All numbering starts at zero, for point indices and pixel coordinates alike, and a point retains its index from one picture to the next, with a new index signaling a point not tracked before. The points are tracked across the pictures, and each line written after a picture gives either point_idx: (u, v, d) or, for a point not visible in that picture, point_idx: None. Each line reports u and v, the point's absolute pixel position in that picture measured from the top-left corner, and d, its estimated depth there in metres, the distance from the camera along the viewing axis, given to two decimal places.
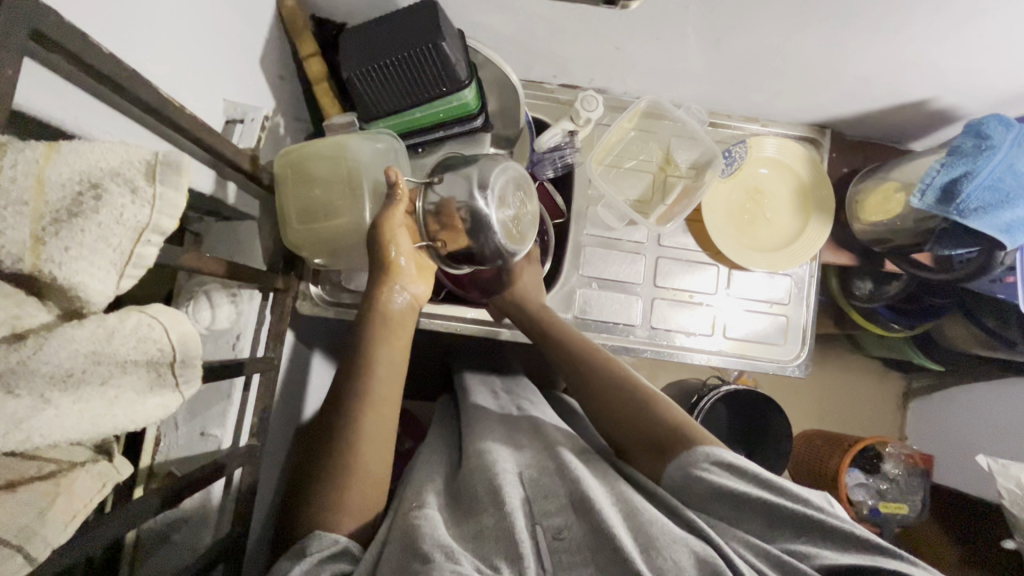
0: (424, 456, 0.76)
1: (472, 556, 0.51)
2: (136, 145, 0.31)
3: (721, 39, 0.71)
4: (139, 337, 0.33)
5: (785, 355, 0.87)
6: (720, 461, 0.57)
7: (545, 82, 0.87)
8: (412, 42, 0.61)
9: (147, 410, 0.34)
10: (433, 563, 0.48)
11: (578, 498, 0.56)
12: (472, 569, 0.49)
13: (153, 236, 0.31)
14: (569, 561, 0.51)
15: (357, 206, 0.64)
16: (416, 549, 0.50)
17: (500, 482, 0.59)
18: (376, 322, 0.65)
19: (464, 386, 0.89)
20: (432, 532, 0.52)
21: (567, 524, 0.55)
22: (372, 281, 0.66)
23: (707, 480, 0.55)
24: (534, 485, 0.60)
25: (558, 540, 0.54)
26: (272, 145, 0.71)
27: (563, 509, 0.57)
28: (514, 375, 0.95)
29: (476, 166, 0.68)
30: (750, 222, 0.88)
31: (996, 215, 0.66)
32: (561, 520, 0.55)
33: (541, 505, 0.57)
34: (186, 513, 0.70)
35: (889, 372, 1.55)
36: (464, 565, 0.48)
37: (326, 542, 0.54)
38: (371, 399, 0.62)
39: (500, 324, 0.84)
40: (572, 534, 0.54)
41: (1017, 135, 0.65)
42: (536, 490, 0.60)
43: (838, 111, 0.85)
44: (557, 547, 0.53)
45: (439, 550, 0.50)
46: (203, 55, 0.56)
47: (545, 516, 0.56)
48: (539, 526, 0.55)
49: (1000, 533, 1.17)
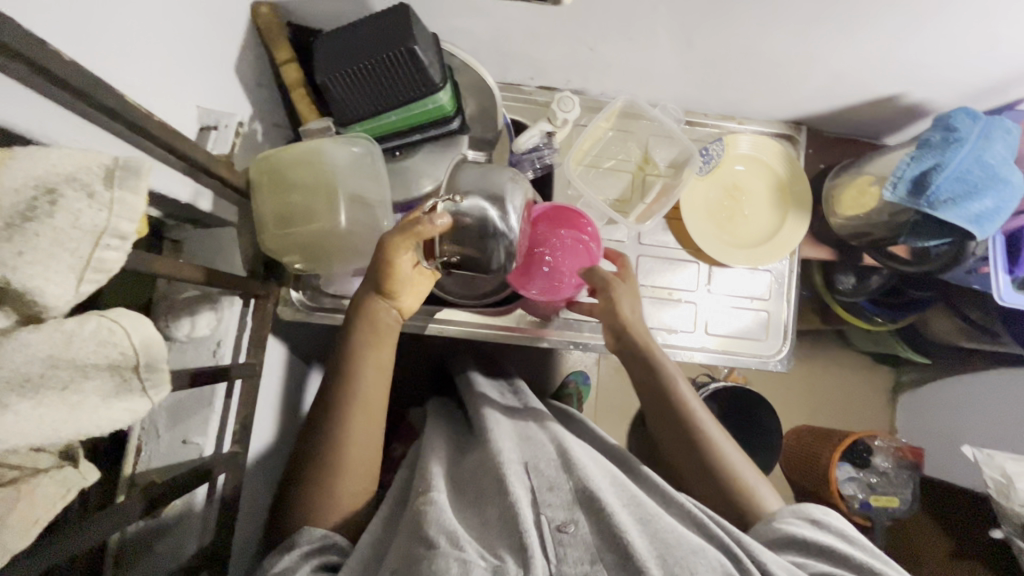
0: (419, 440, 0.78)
1: (477, 544, 0.52)
2: (94, 150, 0.32)
3: (693, 38, 0.72)
4: (99, 340, 0.33)
5: (767, 350, 0.88)
6: (804, 515, 0.61)
7: (523, 84, 0.88)
8: (384, 46, 0.62)
9: (112, 415, 0.35)
10: (437, 549, 0.49)
11: (584, 495, 0.58)
12: (476, 556, 0.50)
13: (112, 241, 0.32)
14: (575, 555, 0.52)
15: (333, 210, 0.64)
16: (422, 535, 0.52)
17: (505, 472, 0.60)
18: (362, 324, 0.66)
19: (471, 382, 0.91)
20: (438, 517, 0.54)
21: (573, 519, 0.56)
22: (364, 288, 0.66)
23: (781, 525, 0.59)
24: (537, 476, 0.62)
25: (562, 533, 0.54)
26: (249, 151, 0.71)
27: (567, 504, 0.58)
28: (511, 377, 0.97)
29: (490, 183, 0.68)
30: (729, 219, 0.89)
31: (966, 207, 0.66)
32: (565, 514, 0.56)
33: (546, 497, 0.58)
34: (168, 523, 0.69)
35: (877, 366, 1.56)
36: (468, 552, 0.49)
37: (314, 536, 0.56)
38: (353, 394, 0.64)
39: (484, 325, 0.83)
40: (580, 529, 0.54)
41: (983, 128, 0.67)
42: (541, 481, 0.61)
43: (812, 108, 0.86)
44: (563, 538, 0.53)
45: (443, 536, 0.51)
46: (175, 63, 0.56)
47: (551, 509, 0.57)
48: (544, 516, 0.56)
49: (987, 522, 1.18)
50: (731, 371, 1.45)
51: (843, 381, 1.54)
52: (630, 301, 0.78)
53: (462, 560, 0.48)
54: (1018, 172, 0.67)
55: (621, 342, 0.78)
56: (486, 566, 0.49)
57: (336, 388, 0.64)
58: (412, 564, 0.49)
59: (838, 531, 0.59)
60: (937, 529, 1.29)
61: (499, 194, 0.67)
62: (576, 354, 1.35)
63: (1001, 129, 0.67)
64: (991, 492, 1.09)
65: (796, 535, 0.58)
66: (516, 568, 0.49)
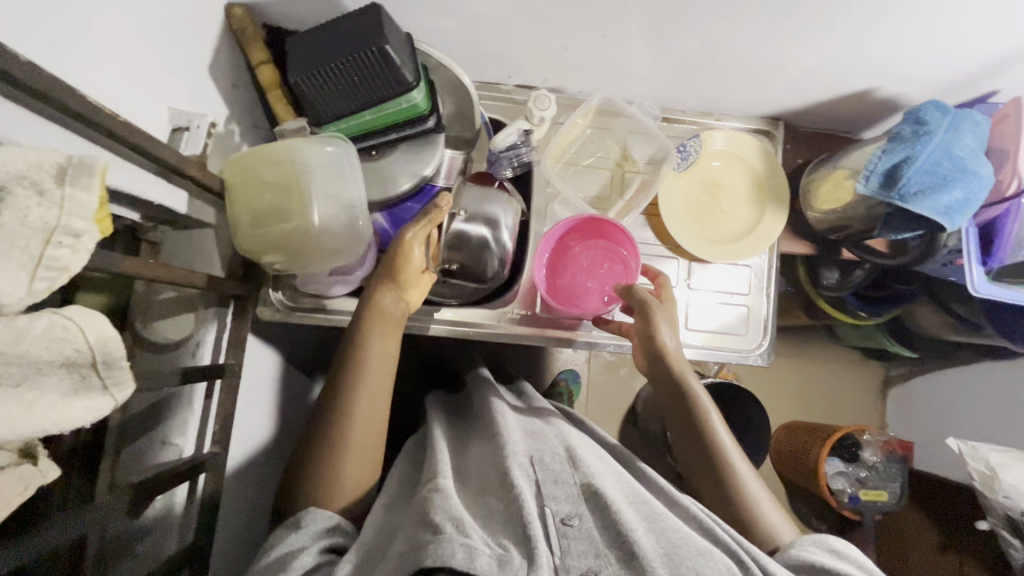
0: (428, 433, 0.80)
1: (483, 533, 0.53)
2: (46, 148, 0.32)
3: (664, 36, 0.73)
4: (51, 338, 0.33)
5: (747, 345, 0.88)
6: (824, 545, 0.58)
7: (502, 83, 0.88)
8: (356, 46, 0.62)
9: (72, 412, 0.35)
10: (443, 534, 0.50)
11: (590, 491, 0.60)
12: (481, 544, 0.50)
13: (65, 239, 0.32)
14: (580, 548, 0.53)
15: (306, 207, 0.64)
16: (429, 522, 0.53)
17: (509, 466, 0.61)
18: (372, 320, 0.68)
19: (482, 380, 0.95)
20: (443, 504, 0.55)
21: (578, 512, 0.57)
22: (376, 279, 0.70)
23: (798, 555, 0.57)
24: (542, 469, 0.63)
25: (567, 526, 0.55)
26: (225, 152, 0.72)
27: (573, 497, 0.59)
28: (518, 385, 1.00)
29: (491, 205, 0.80)
30: (707, 215, 0.89)
31: (936, 198, 0.67)
32: (569, 508, 0.57)
33: (551, 490, 0.59)
34: (149, 524, 0.69)
35: (866, 361, 1.56)
36: (473, 539, 0.50)
37: (317, 518, 0.57)
38: (356, 390, 0.65)
39: (469, 325, 0.84)
40: (585, 522, 0.56)
41: (953, 120, 0.67)
42: (546, 474, 0.62)
43: (788, 103, 0.87)
44: (567, 532, 0.55)
45: (449, 522, 0.52)
46: (147, 65, 0.57)
47: (555, 501, 0.58)
48: (548, 508, 0.57)
49: (973, 513, 1.18)
50: (720, 368, 1.46)
51: (832, 377, 1.55)
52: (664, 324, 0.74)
53: (466, 546, 0.49)
54: (987, 164, 0.67)
55: (652, 362, 0.74)
56: (491, 554, 0.50)
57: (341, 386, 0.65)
58: (417, 547, 0.50)
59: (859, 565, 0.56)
60: (925, 521, 1.30)
61: (496, 218, 0.80)
62: (567, 352, 1.35)
63: (969, 121, 0.68)
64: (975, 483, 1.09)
65: (812, 563, 0.55)
66: (521, 559, 0.50)
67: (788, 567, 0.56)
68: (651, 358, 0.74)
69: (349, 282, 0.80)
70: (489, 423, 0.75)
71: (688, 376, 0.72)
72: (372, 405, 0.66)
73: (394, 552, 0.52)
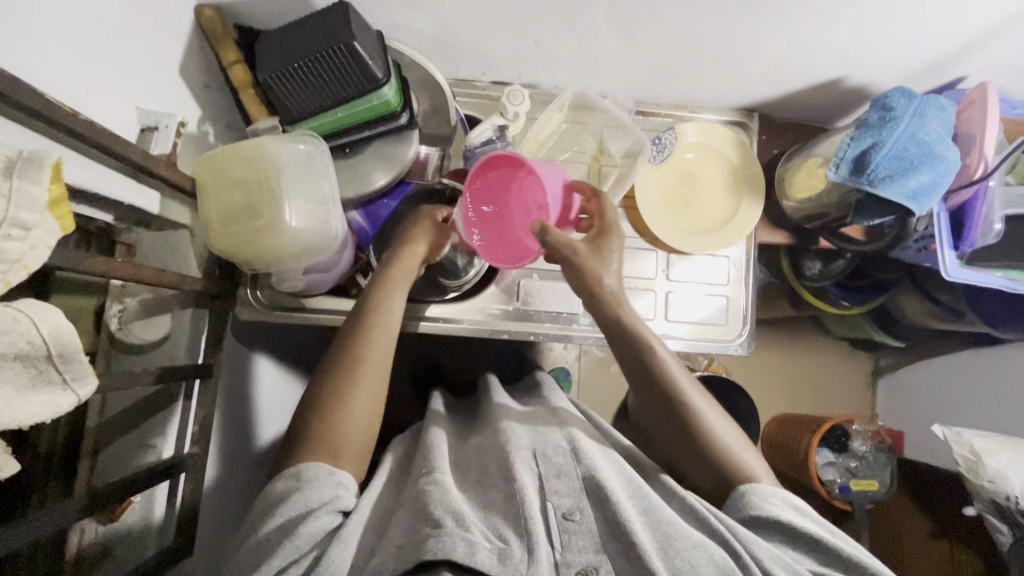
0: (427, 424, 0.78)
1: (482, 523, 0.56)
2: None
3: (633, 28, 0.73)
4: (2, 330, 0.33)
5: (727, 334, 0.89)
6: (788, 502, 0.61)
7: (477, 80, 0.89)
8: (324, 43, 0.62)
9: (30, 407, 0.35)
10: (443, 527, 0.52)
11: (591, 483, 0.61)
12: (481, 538, 0.53)
13: (13, 231, 0.33)
14: (580, 543, 0.56)
15: (276, 205, 0.63)
16: (428, 515, 0.54)
17: (511, 459, 0.63)
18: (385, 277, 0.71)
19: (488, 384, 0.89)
20: (442, 496, 0.57)
21: (578, 507, 0.59)
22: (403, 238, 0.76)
23: (763, 505, 0.60)
24: (545, 462, 0.64)
25: (568, 521, 0.58)
26: (197, 152, 0.72)
27: (574, 491, 0.61)
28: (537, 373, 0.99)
29: None
30: (684, 206, 0.90)
31: (904, 183, 0.68)
32: (571, 502, 0.59)
33: (553, 484, 0.61)
34: (129, 527, 0.69)
35: (854, 351, 1.57)
36: (473, 533, 0.53)
37: (322, 473, 0.58)
38: (363, 371, 0.64)
39: (462, 320, 0.85)
40: (585, 517, 0.58)
41: (919, 105, 0.68)
42: (548, 468, 0.63)
43: (760, 95, 0.88)
44: (569, 527, 0.57)
45: (449, 516, 0.54)
46: (113, 66, 0.57)
47: (557, 496, 0.60)
48: (550, 503, 0.59)
49: (960, 500, 1.19)
50: (710, 362, 1.45)
51: (821, 368, 1.56)
52: (608, 267, 0.71)
53: (467, 540, 0.52)
54: (954, 148, 0.68)
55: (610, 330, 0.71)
56: (491, 548, 0.53)
57: (330, 375, 0.65)
58: (417, 541, 0.52)
59: (817, 522, 0.60)
60: (913, 508, 1.30)
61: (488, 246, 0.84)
62: (556, 350, 1.36)
63: (935, 107, 0.69)
64: (961, 469, 1.10)
65: (779, 519, 0.59)
66: (521, 552, 0.53)
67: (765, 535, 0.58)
68: (608, 323, 0.71)
69: (326, 281, 0.79)
70: (492, 417, 0.75)
71: (652, 341, 0.69)
72: (372, 399, 0.64)
73: (390, 543, 0.54)
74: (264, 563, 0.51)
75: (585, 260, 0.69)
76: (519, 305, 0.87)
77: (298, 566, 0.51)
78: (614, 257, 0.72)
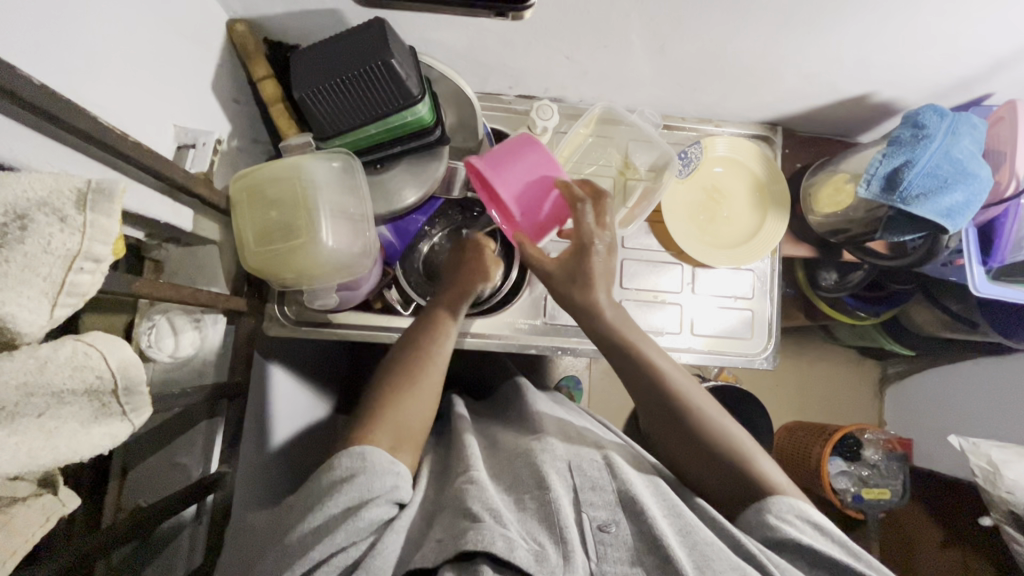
0: (456, 429, 0.77)
1: (519, 527, 0.56)
2: (66, 174, 0.33)
3: (665, 44, 0.73)
4: (74, 365, 0.34)
5: (752, 348, 0.89)
6: (807, 519, 0.60)
7: (502, 93, 0.89)
8: (362, 60, 0.62)
9: (90, 439, 0.36)
10: (483, 521, 0.52)
11: (627, 498, 0.60)
12: (520, 538, 0.53)
13: (86, 263, 0.34)
14: (615, 555, 0.55)
15: (314, 225, 0.63)
16: (466, 509, 0.55)
17: (546, 469, 0.62)
18: (452, 291, 0.74)
19: (519, 388, 0.91)
20: (481, 494, 0.57)
21: (615, 519, 0.58)
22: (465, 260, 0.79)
23: (779, 527, 0.58)
24: (580, 474, 0.63)
25: (604, 532, 0.57)
26: (228, 168, 0.71)
27: (609, 505, 0.60)
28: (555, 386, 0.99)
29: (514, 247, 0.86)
30: (709, 221, 0.90)
31: (937, 201, 0.69)
32: (607, 514, 0.59)
33: (588, 497, 0.61)
34: (157, 546, 0.68)
35: (864, 359, 1.58)
36: (511, 530, 0.53)
37: (384, 462, 0.58)
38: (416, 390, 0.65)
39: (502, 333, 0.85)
40: (621, 530, 0.58)
41: (951, 123, 0.68)
42: (583, 480, 0.63)
43: (785, 110, 0.89)
44: (605, 538, 0.57)
45: (487, 512, 0.54)
46: (152, 87, 0.57)
47: (592, 507, 0.60)
48: (586, 515, 0.59)
49: (976, 512, 1.18)
50: (720, 371, 1.45)
51: (831, 376, 1.56)
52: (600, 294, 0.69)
53: (506, 536, 0.51)
54: (985, 166, 0.69)
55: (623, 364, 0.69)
56: (529, 548, 0.52)
57: (398, 368, 0.67)
58: (457, 534, 0.52)
59: (838, 540, 0.59)
60: (927, 517, 1.30)
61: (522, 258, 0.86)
62: (568, 359, 1.35)
63: (967, 124, 0.69)
64: (978, 480, 1.10)
65: (800, 543, 0.57)
66: (557, 556, 0.53)
67: (783, 552, 0.58)
68: (620, 362, 0.69)
69: (355, 295, 0.78)
70: (521, 432, 0.75)
71: (669, 375, 0.68)
72: (421, 415, 0.65)
73: (431, 538, 0.54)
74: (326, 538, 0.52)
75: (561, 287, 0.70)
76: (546, 320, 0.86)
77: (357, 547, 0.53)
78: (602, 281, 0.69)
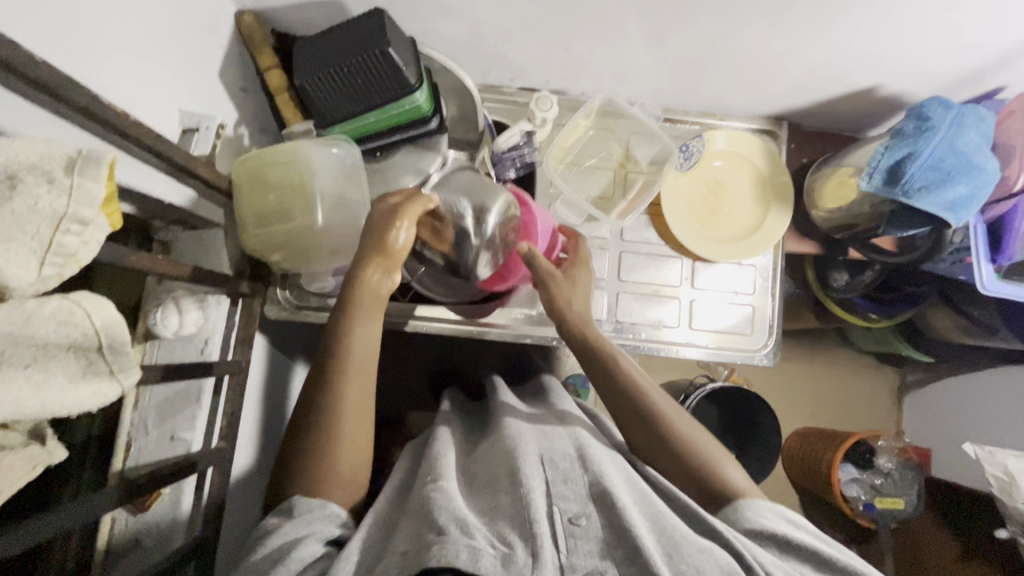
0: (430, 435, 0.78)
1: (507, 513, 0.55)
2: (58, 141, 0.36)
3: (663, 35, 0.73)
4: (59, 320, 0.36)
5: (752, 345, 0.88)
6: (781, 514, 0.60)
7: (504, 85, 0.91)
8: (360, 49, 0.64)
9: (79, 394, 0.39)
10: (447, 534, 0.50)
11: (598, 490, 0.59)
12: (484, 544, 0.50)
13: (72, 225, 0.36)
14: (586, 548, 0.53)
15: (311, 208, 0.66)
16: (432, 522, 0.53)
17: (520, 464, 0.61)
18: (357, 301, 0.67)
19: (495, 385, 0.92)
20: (446, 505, 0.56)
21: (586, 512, 0.56)
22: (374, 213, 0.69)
23: (755, 519, 0.58)
24: (551, 468, 0.62)
25: (574, 525, 0.55)
26: (233, 153, 0.74)
27: (580, 497, 0.58)
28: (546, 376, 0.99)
29: None
30: (709, 214, 0.90)
31: (940, 194, 0.67)
32: (578, 508, 0.57)
33: (560, 489, 0.59)
34: (156, 518, 0.70)
35: (880, 365, 1.53)
36: (477, 540, 0.51)
37: (315, 508, 0.58)
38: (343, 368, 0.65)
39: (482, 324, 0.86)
40: (592, 522, 0.55)
41: (956, 116, 0.67)
42: (556, 473, 0.61)
43: (791, 103, 0.88)
44: (575, 531, 0.54)
45: (452, 523, 0.53)
46: (159, 74, 0.59)
47: (563, 500, 0.57)
48: (557, 507, 0.56)
49: (990, 522, 1.15)
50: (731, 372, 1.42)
51: (845, 381, 1.52)
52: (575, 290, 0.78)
53: (471, 546, 0.49)
54: (991, 159, 0.67)
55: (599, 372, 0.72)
56: (494, 554, 0.50)
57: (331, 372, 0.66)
58: (424, 545, 0.50)
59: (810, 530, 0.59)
60: (943, 528, 1.25)
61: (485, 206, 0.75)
62: None
63: (974, 117, 0.68)
64: (995, 491, 1.05)
65: (770, 530, 0.57)
66: (525, 556, 0.50)
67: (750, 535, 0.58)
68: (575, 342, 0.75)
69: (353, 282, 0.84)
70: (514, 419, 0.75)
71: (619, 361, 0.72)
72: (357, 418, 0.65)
73: (394, 551, 0.52)
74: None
75: (556, 283, 0.77)
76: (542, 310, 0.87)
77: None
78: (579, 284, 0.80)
